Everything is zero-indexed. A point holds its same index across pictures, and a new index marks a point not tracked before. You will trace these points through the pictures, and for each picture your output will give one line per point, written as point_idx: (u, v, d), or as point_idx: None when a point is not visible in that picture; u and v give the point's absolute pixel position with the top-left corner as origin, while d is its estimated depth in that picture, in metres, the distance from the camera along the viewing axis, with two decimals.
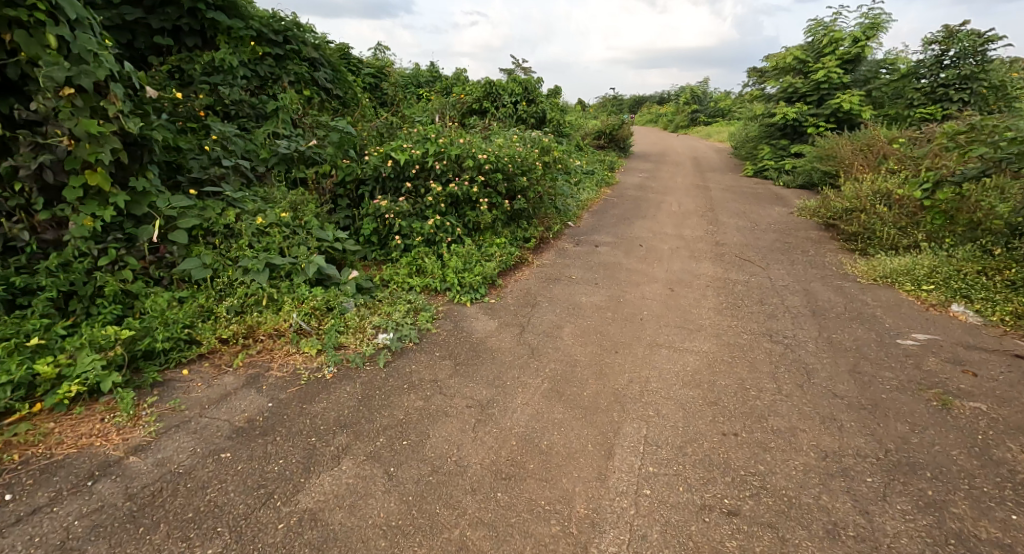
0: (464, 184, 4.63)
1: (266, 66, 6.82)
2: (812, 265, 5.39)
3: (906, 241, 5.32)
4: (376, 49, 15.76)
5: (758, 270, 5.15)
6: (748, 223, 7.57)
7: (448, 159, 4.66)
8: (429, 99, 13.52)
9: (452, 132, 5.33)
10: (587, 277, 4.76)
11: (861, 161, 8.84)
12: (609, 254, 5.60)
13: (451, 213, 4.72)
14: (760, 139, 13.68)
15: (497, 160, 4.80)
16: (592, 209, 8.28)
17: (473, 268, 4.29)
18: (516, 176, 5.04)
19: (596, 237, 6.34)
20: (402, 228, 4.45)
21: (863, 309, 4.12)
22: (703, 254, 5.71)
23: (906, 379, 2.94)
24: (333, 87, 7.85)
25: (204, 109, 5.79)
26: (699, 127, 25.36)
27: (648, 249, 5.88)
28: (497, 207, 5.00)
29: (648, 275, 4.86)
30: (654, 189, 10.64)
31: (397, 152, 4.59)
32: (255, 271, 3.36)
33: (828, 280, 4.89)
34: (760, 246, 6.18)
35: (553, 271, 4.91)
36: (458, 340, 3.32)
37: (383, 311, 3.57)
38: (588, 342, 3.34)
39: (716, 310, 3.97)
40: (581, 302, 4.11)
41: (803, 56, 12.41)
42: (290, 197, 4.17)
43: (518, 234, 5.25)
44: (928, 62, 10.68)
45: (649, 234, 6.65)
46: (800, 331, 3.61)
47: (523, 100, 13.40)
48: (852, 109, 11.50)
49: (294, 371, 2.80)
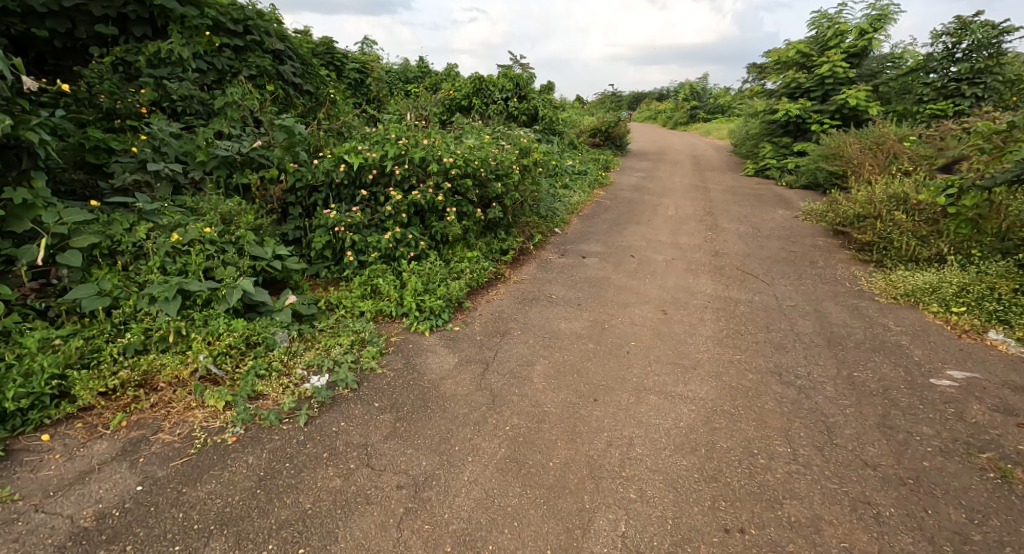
0: (428, 192, 4.07)
1: (224, 59, 6.24)
2: (822, 279, 4.85)
3: (928, 253, 4.77)
4: (363, 44, 15.26)
5: (762, 286, 4.61)
6: (749, 229, 7.03)
7: (410, 163, 4.10)
8: (416, 95, 12.95)
9: (419, 131, 4.76)
10: (570, 298, 4.21)
11: (870, 161, 8.28)
12: (596, 268, 5.05)
13: (414, 224, 4.17)
14: (762, 136, 13.10)
15: (466, 163, 4.24)
16: (582, 214, 7.72)
17: (436, 289, 3.75)
18: (489, 182, 4.49)
19: (583, 247, 5.78)
20: (356, 243, 3.92)
21: (886, 336, 3.57)
22: (701, 266, 5.16)
23: (949, 437, 2.39)
24: (302, 82, 7.28)
25: (149, 105, 5.29)
26: (699, 124, 24.78)
27: (641, 260, 5.33)
28: (468, 217, 4.46)
29: (638, 294, 4.31)
30: (651, 191, 10.07)
31: (351, 155, 4.02)
32: (162, 301, 2.80)
33: (842, 298, 4.35)
34: (764, 257, 5.63)
35: (531, 289, 4.36)
36: (406, 384, 2.77)
37: (321, 346, 3.02)
38: (561, 385, 2.80)
39: (715, 339, 3.42)
40: (559, 329, 3.56)
41: (807, 50, 11.81)
42: (223, 208, 3.60)
43: (492, 246, 4.72)
44: (938, 55, 10.10)
45: (643, 242, 6.10)
46: (814, 368, 3.06)
47: (515, 97, 12.83)
48: (858, 105, 10.95)
49: (189, 433, 2.23)
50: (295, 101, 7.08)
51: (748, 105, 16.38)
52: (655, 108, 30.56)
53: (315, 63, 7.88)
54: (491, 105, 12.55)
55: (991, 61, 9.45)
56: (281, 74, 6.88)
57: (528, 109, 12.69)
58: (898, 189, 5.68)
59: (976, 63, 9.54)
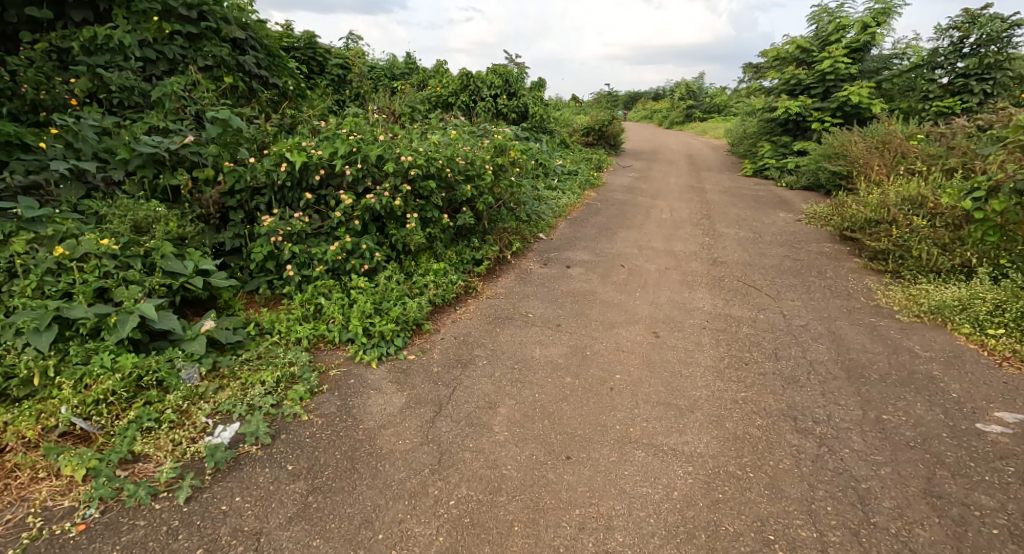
0: (384, 196, 3.50)
1: (176, 48, 5.68)
2: (833, 293, 4.36)
3: (950, 263, 4.29)
4: (348, 39, 14.68)
5: (767, 301, 4.10)
6: (750, 234, 6.53)
7: (363, 161, 3.57)
8: (401, 92, 12.39)
9: (380, 126, 4.21)
10: (549, 317, 3.68)
11: (877, 160, 7.81)
12: (582, 280, 4.54)
13: (370, 233, 3.63)
14: (760, 135, 12.62)
15: (429, 162, 3.70)
16: (571, 217, 7.21)
17: (390, 309, 3.21)
18: (457, 184, 3.96)
19: (569, 256, 5.27)
20: (299, 256, 3.38)
21: (914, 365, 3.05)
22: (698, 277, 4.66)
23: (1019, 512, 1.86)
24: (268, 74, 6.72)
25: (83, 97, 4.73)
26: (694, 124, 24.31)
27: (631, 271, 4.82)
28: (434, 224, 3.93)
29: (627, 312, 3.80)
30: (645, 192, 9.58)
31: (294, 153, 3.46)
32: (30, 332, 2.23)
33: (857, 316, 3.85)
34: (767, 267, 5.14)
35: (505, 307, 3.84)
36: (335, 436, 2.23)
37: (237, 385, 2.47)
38: (527, 436, 2.28)
39: (715, 372, 2.91)
40: (532, 358, 3.03)
41: (807, 45, 11.33)
42: (136, 214, 3.05)
43: (462, 258, 4.20)
44: (945, 50, 9.67)
45: (635, 250, 5.58)
46: (835, 410, 2.54)
47: (504, 94, 12.29)
48: (861, 102, 10.47)
49: (22, 520, 1.67)
50: (258, 95, 6.53)
51: (745, 103, 15.92)
52: (651, 107, 30.07)
53: (285, 56, 7.36)
54: (480, 102, 12.03)
55: (1002, 55, 8.97)
56: (243, 65, 6.32)
57: (517, 106, 12.17)
58: (913, 191, 5.16)
59: (985, 58, 9.05)
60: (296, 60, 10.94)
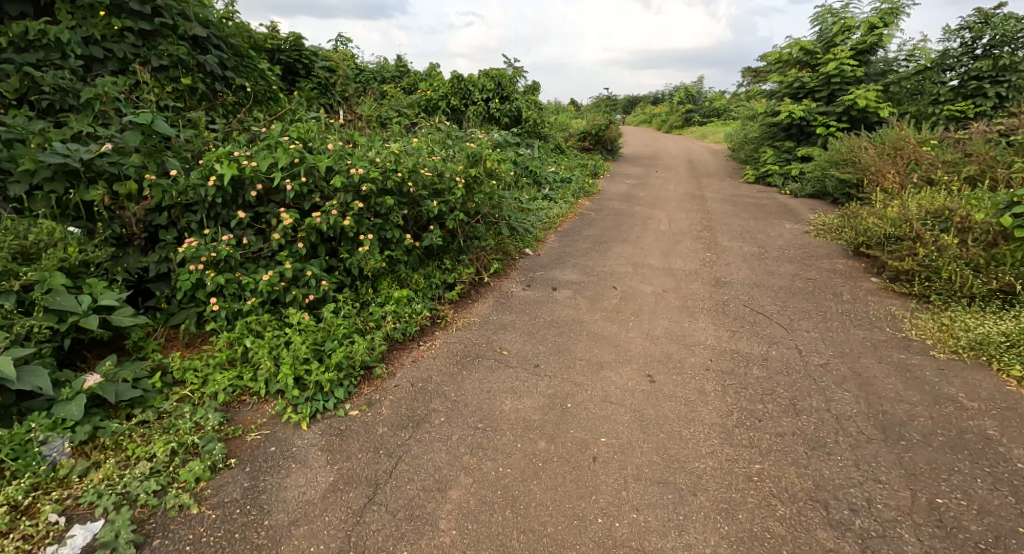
0: (331, 214, 2.98)
1: (127, 46, 5.18)
2: (853, 322, 3.86)
3: (986, 288, 3.79)
4: (337, 42, 14.27)
5: (778, 334, 3.59)
6: (755, 248, 6.04)
7: (309, 175, 3.06)
8: (389, 96, 11.91)
9: (336, 132, 3.70)
10: (527, 354, 3.17)
11: (889, 167, 7.35)
12: (569, 306, 4.04)
13: (316, 257, 3.11)
14: (762, 140, 12.16)
15: (387, 174, 3.18)
16: (561, 230, 6.72)
17: (333, 351, 2.68)
18: (422, 199, 3.45)
19: (556, 276, 4.78)
20: (227, 287, 2.84)
21: (961, 422, 2.54)
22: (699, 303, 4.16)
23: None
24: (235, 76, 6.23)
25: (10, 99, 4.20)
26: (694, 128, 23.84)
27: (625, 295, 4.32)
28: (396, 245, 3.42)
29: (617, 348, 3.29)
30: (641, 200, 9.09)
31: (224, 164, 2.93)
32: None
33: (883, 352, 3.33)
34: (775, 289, 4.64)
35: (476, 343, 3.33)
36: (227, 542, 1.69)
37: (116, 462, 1.93)
38: (482, 539, 1.75)
39: (721, 434, 2.39)
40: (500, 414, 2.51)
41: (811, 47, 10.85)
42: (23, 240, 2.52)
43: (429, 283, 3.69)
44: (957, 51, 9.18)
45: (629, 269, 5.08)
46: (876, 491, 2.02)
47: (497, 97, 11.83)
48: (868, 106, 9.99)
49: None
50: (223, 99, 6.05)
51: (746, 106, 15.47)
52: (650, 111, 29.67)
53: (255, 57, 6.88)
54: (471, 106, 11.60)
55: (1017, 57, 8.50)
56: (204, 66, 5.81)
57: (510, 110, 11.70)
58: (938, 204, 4.71)
59: (999, 59, 8.57)
60: (280, 62, 10.47)
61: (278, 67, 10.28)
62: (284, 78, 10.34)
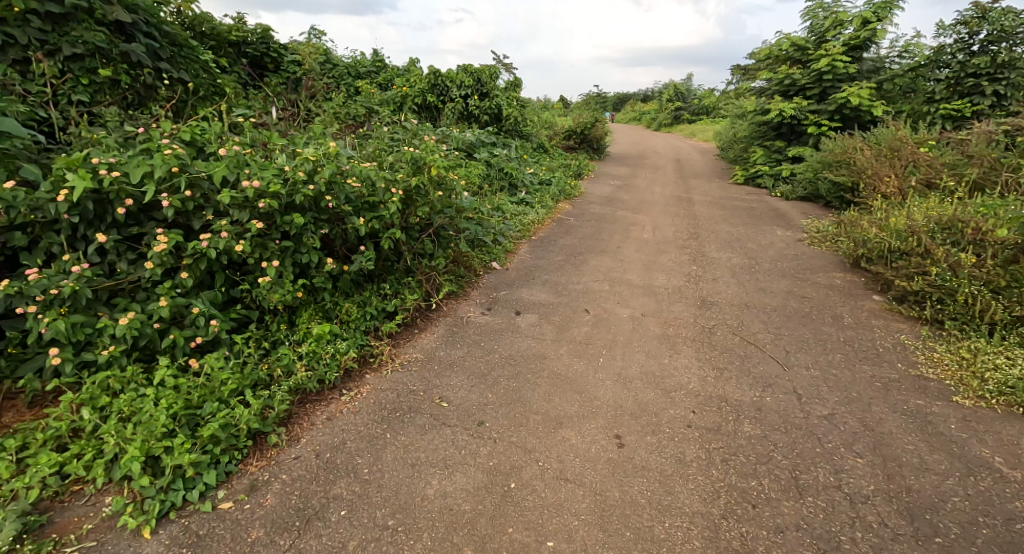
0: (222, 237, 2.37)
1: (32, 31, 4.46)
2: (858, 355, 3.35)
3: (1009, 316, 3.29)
4: (310, 35, 13.55)
5: (773, 373, 3.07)
6: (745, 260, 5.55)
7: (195, 188, 2.44)
8: (362, 92, 11.26)
9: (248, 132, 3.06)
10: (472, 406, 2.60)
11: (886, 170, 6.87)
12: (532, 337, 3.49)
13: (209, 289, 2.49)
14: (752, 139, 11.70)
15: (297, 186, 2.56)
16: (536, 240, 6.17)
17: (212, 416, 2.08)
18: (348, 216, 2.86)
19: (523, 298, 4.24)
20: (79, 331, 2.17)
21: (1004, 503, 2.01)
22: (682, 332, 3.63)
23: None
24: (169, 67, 5.52)
25: None
26: (683, 126, 23.39)
27: (598, 321, 3.79)
28: (315, 271, 2.84)
29: (583, 395, 2.74)
30: (625, 204, 8.59)
31: (77, 171, 2.26)
32: None
33: (897, 397, 2.82)
34: (768, 311, 4.13)
35: (412, 390, 2.75)
36: None
37: None
38: None
39: (705, 532, 1.84)
40: (420, 502, 1.94)
41: (802, 43, 10.36)
42: None
43: (362, 314, 3.11)
44: (954, 46, 8.72)
45: (606, 288, 4.54)
46: None
47: (476, 94, 11.23)
48: (861, 104, 9.53)
49: None
50: (154, 93, 5.35)
51: (736, 104, 15.00)
52: (639, 109, 29.19)
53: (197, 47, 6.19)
54: (448, 103, 10.99)
55: (1015, 53, 8.06)
56: (129, 56, 5.09)
57: (490, 107, 11.09)
58: (947, 215, 4.22)
59: (997, 56, 8.13)
60: (246, 55, 9.79)
61: (241, 61, 9.56)
62: (248, 72, 9.63)
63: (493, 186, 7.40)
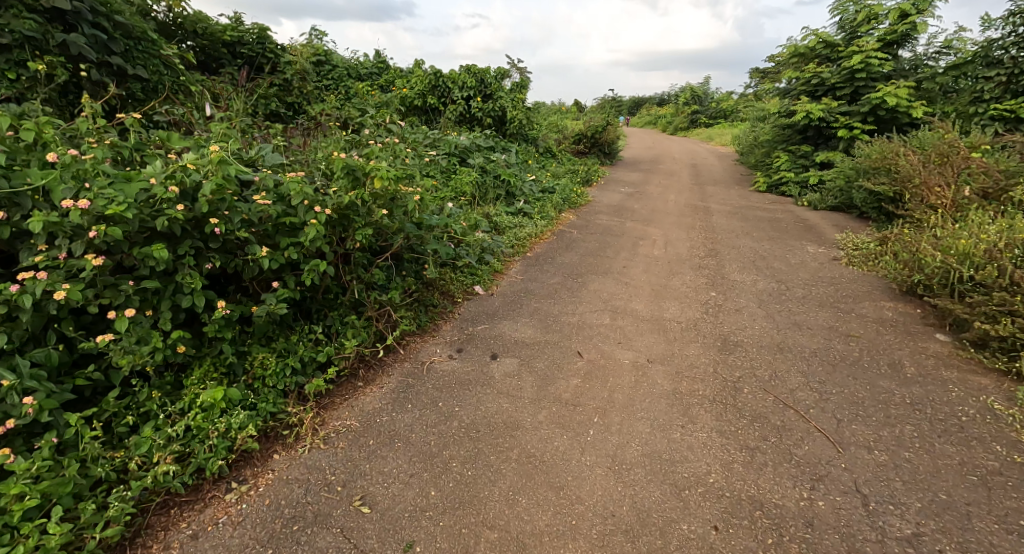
0: (41, 279, 1.64)
1: None
2: (931, 427, 2.56)
3: None
4: (310, 37, 13.04)
5: (824, 458, 2.30)
6: (773, 285, 4.76)
7: (14, 208, 1.71)
8: (360, 95, 10.65)
9: (134, 133, 2.36)
10: (402, 516, 1.87)
11: (936, 178, 5.98)
12: (507, 393, 2.76)
13: (37, 348, 1.77)
14: (775, 144, 10.82)
15: (163, 207, 1.85)
16: (532, 257, 5.44)
17: None
18: (250, 244, 2.14)
19: (504, 335, 3.52)
20: None
21: None
22: (700, 389, 2.86)
23: None
24: (123, 62, 4.79)
25: None
26: (700, 129, 22.47)
27: (592, 371, 3.04)
28: (207, 317, 2.13)
29: (562, 496, 2.00)
30: (636, 214, 7.81)
31: None
32: None
33: (1005, 503, 2.02)
34: (807, 356, 3.32)
35: (326, 483, 2.02)
36: None
37: None
38: None
39: None
40: None
41: (831, 39, 9.45)
42: None
43: (280, 368, 2.40)
44: (1008, 40, 7.74)
45: (606, 321, 3.79)
46: None
47: (479, 95, 10.54)
48: (898, 105, 8.61)
49: None
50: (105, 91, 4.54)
51: (757, 106, 14.09)
52: (655, 112, 28.35)
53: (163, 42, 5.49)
54: (450, 105, 10.33)
55: None
56: (69, 48, 4.36)
57: (494, 109, 10.38)
58: None
59: None
60: (242, 57, 9.10)
61: (235, 62, 8.95)
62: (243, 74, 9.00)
63: (487, 195, 6.67)
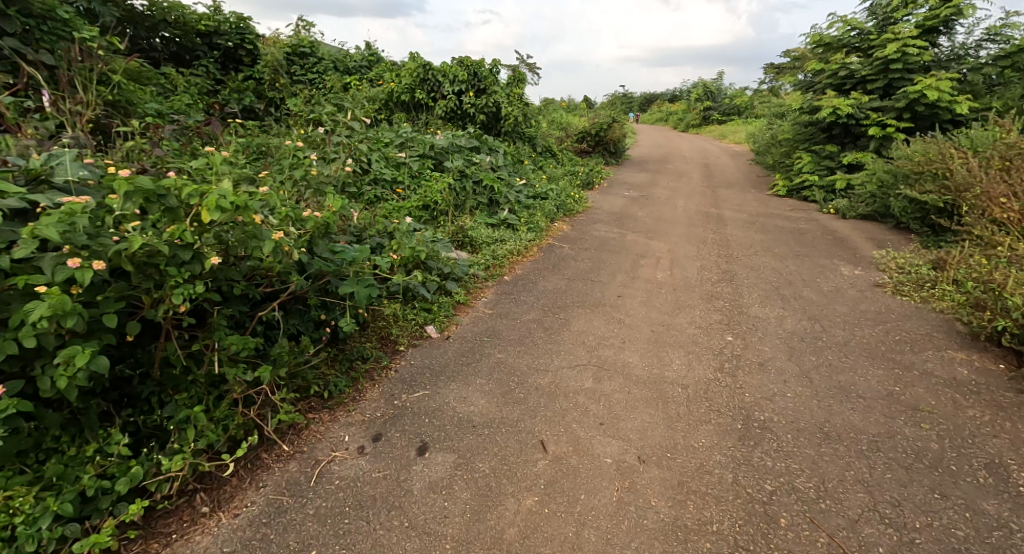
0: None
1: None
2: None
3: None
4: (296, 29, 12.05)
5: None
6: (807, 324, 3.77)
7: None
8: (343, 91, 9.71)
9: None
10: None
11: (999, 188, 4.92)
12: (419, 528, 1.83)
13: None
14: (795, 142, 9.73)
15: None
16: (509, 282, 4.50)
17: None
18: None
19: (445, 408, 2.58)
20: None
21: None
22: (713, 523, 1.90)
23: None
24: (18, 46, 3.69)
25: None
26: (714, 127, 21.29)
27: (557, 480, 2.09)
28: None
29: None
30: (640, 223, 6.82)
31: None
32: None
33: None
34: (867, 451, 2.34)
35: None
36: None
37: None
38: None
39: None
40: None
41: (861, 26, 8.33)
42: None
43: (36, 513, 1.50)
44: None
45: (586, 386, 2.82)
46: None
47: (471, 90, 9.55)
48: (939, 100, 7.51)
49: None
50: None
51: (773, 101, 12.95)
52: (667, 108, 27.14)
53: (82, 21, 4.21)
54: (439, 100, 9.34)
55: None
56: None
57: (487, 104, 9.39)
58: None
59: None
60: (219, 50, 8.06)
61: (211, 54, 7.94)
62: (219, 68, 8.03)
63: (464, 203, 5.71)
